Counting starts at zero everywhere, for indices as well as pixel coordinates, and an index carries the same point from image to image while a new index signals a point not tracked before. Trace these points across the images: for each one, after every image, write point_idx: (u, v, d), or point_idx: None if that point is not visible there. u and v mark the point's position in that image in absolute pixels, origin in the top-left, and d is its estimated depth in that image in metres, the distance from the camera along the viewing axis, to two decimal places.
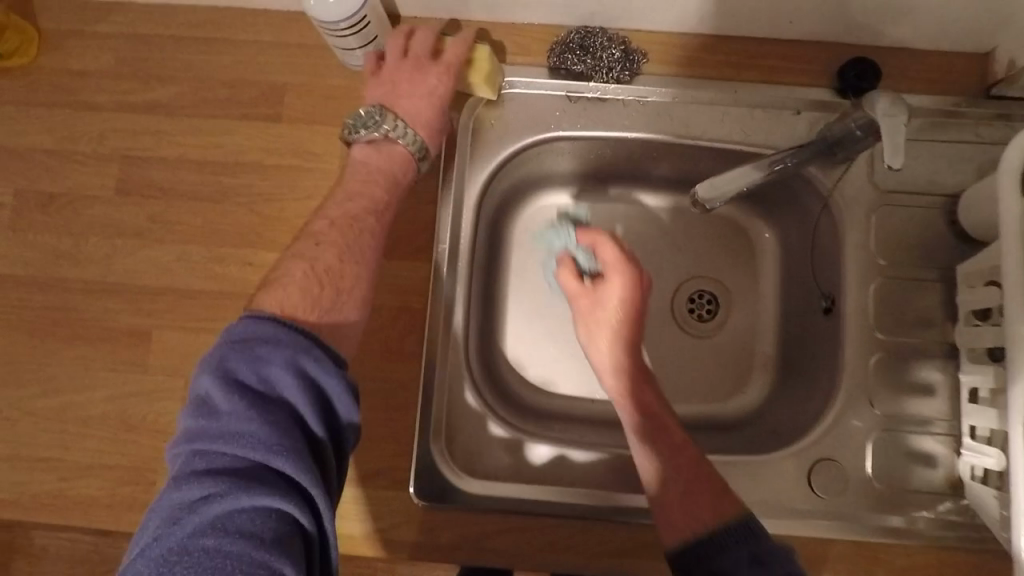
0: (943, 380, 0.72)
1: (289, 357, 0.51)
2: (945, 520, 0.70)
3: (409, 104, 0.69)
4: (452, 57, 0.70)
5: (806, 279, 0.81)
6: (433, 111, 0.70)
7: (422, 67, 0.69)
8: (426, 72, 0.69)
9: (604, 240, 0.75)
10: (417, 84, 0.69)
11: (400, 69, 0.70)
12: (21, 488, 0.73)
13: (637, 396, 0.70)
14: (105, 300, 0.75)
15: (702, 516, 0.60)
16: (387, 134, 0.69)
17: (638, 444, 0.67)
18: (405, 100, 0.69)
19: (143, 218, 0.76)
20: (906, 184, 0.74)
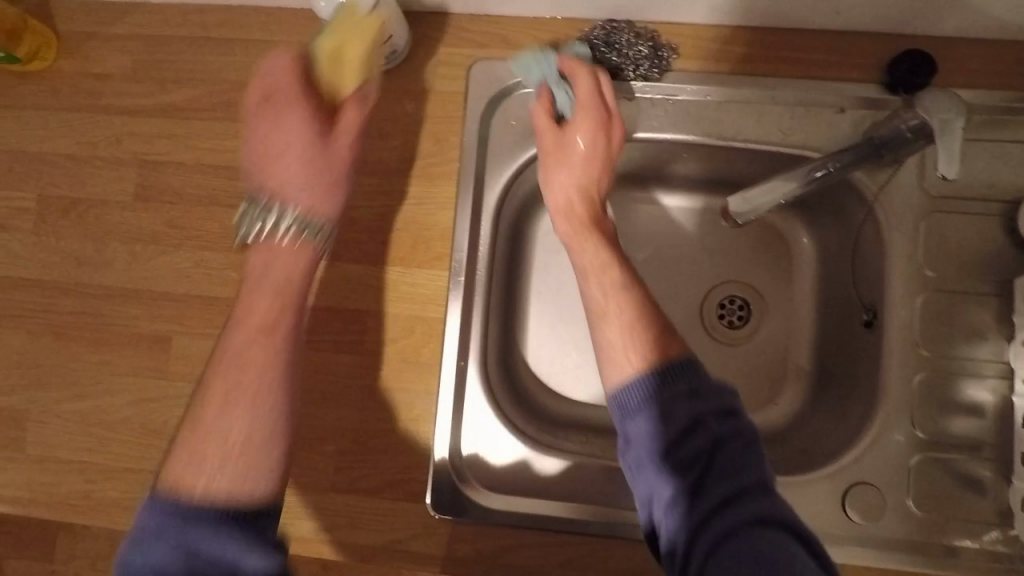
0: (996, 401, 0.67)
1: (175, 544, 0.49)
2: (992, 549, 0.65)
3: (279, 163, 0.59)
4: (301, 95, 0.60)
5: (846, 287, 0.76)
6: (314, 157, 0.60)
7: (278, 115, 0.60)
8: (283, 117, 0.59)
9: (583, 72, 0.65)
10: (288, 139, 0.59)
11: (262, 124, 0.60)
12: (51, 489, 0.75)
13: (595, 235, 0.65)
14: (126, 306, 0.76)
15: (646, 357, 0.57)
16: (264, 213, 0.59)
17: (587, 282, 0.63)
18: (272, 158, 0.60)
19: (160, 224, 0.76)
20: (961, 187, 0.68)
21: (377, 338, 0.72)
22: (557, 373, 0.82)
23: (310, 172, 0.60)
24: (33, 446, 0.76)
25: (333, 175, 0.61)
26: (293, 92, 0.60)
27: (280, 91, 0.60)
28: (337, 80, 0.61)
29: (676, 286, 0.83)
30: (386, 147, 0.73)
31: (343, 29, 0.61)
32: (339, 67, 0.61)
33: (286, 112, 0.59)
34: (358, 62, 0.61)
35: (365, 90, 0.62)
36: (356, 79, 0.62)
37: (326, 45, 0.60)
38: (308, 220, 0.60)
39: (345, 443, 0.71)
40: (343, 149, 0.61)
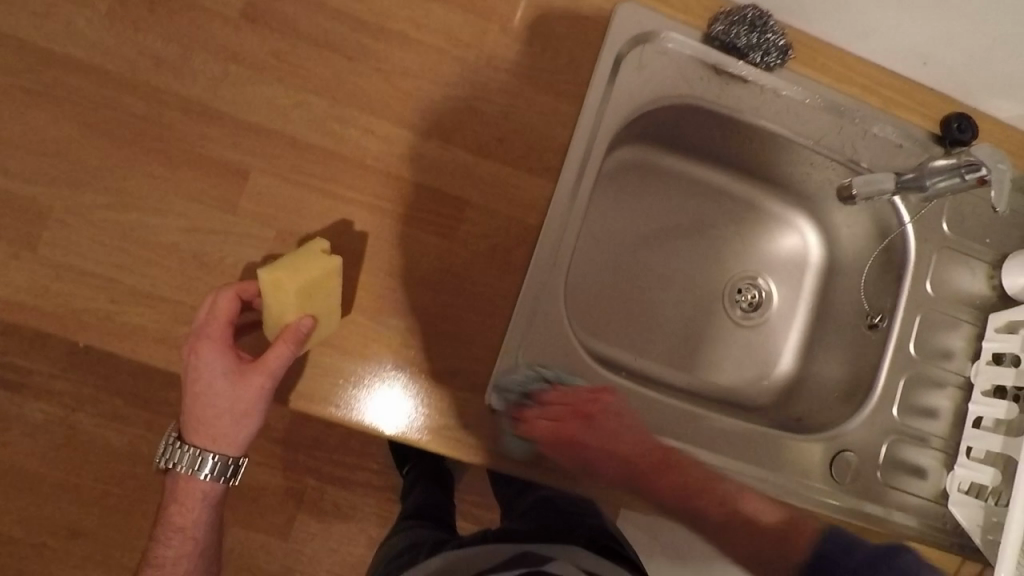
0: (950, 407, 0.83)
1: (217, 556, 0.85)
2: (923, 518, 0.81)
3: (196, 394, 0.67)
4: (216, 341, 0.66)
5: (850, 294, 0.90)
6: (225, 394, 0.67)
7: (199, 355, 0.65)
8: (201, 362, 0.66)
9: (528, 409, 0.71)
10: (201, 403, 0.68)
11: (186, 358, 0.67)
12: (63, 301, 0.66)
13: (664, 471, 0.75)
14: (201, 125, 0.69)
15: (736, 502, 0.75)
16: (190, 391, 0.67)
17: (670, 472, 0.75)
18: (192, 408, 0.68)
19: (265, 52, 0.70)
20: (968, 233, 0.84)
21: (471, 230, 0.73)
22: (597, 311, 0.88)
23: (220, 407, 0.68)
24: (49, 247, 0.66)
25: (235, 436, 0.70)
26: (221, 344, 0.65)
27: (206, 326, 0.65)
28: (276, 307, 0.65)
29: (708, 261, 0.94)
30: (521, 52, 0.75)
31: (293, 271, 0.64)
32: (277, 301, 0.64)
33: (202, 355, 0.65)
34: (291, 302, 0.64)
35: (299, 326, 0.65)
36: (295, 311, 0.65)
37: (266, 279, 0.63)
38: (221, 457, 0.71)
39: (416, 322, 0.72)
40: (254, 387, 0.66)
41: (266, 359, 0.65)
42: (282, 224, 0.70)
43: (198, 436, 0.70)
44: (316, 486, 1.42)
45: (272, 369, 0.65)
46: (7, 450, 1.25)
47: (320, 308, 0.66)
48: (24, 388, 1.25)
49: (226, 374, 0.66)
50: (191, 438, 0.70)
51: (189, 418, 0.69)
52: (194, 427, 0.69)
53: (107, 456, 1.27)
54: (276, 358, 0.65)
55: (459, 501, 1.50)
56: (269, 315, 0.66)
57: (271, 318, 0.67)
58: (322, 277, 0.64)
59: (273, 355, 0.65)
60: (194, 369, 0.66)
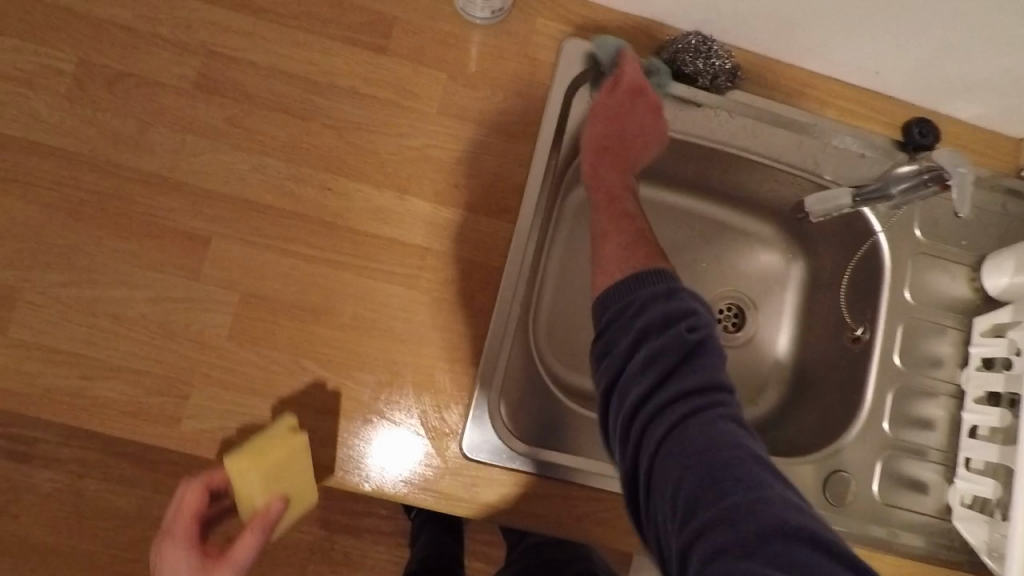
0: (944, 417, 0.81)
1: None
2: (928, 536, 0.78)
3: None
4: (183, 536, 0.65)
5: (832, 309, 0.88)
6: None
7: (165, 557, 0.65)
8: (170, 558, 0.65)
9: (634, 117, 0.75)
10: None
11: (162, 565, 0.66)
12: (33, 381, 0.67)
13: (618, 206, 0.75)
14: (162, 197, 0.70)
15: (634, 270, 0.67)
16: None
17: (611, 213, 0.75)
18: None
19: (220, 120, 0.72)
20: (941, 238, 0.82)
21: (435, 276, 0.73)
22: (574, 343, 0.87)
23: None
24: (20, 329, 0.67)
25: None
26: (186, 542, 0.65)
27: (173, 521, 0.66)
28: (245, 492, 0.64)
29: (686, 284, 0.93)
30: (472, 97, 0.76)
31: (255, 456, 0.64)
32: (244, 487, 0.64)
33: (169, 553, 0.65)
34: (258, 484, 0.64)
35: (270, 510, 0.64)
36: (264, 495, 0.65)
37: (232, 467, 0.63)
38: None
39: (385, 373, 0.71)
40: None
41: (232, 551, 0.63)
42: (245, 286, 0.70)
43: None
44: (324, 536, 1.40)
45: (237, 561, 0.63)
46: (14, 524, 1.25)
47: (291, 486, 0.66)
48: (29, 458, 1.26)
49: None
50: None
51: None
52: None
53: (112, 521, 1.26)
54: (241, 547, 0.63)
55: (470, 541, 1.46)
56: (239, 501, 0.65)
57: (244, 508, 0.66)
58: (287, 458, 0.64)
59: (240, 546, 0.63)
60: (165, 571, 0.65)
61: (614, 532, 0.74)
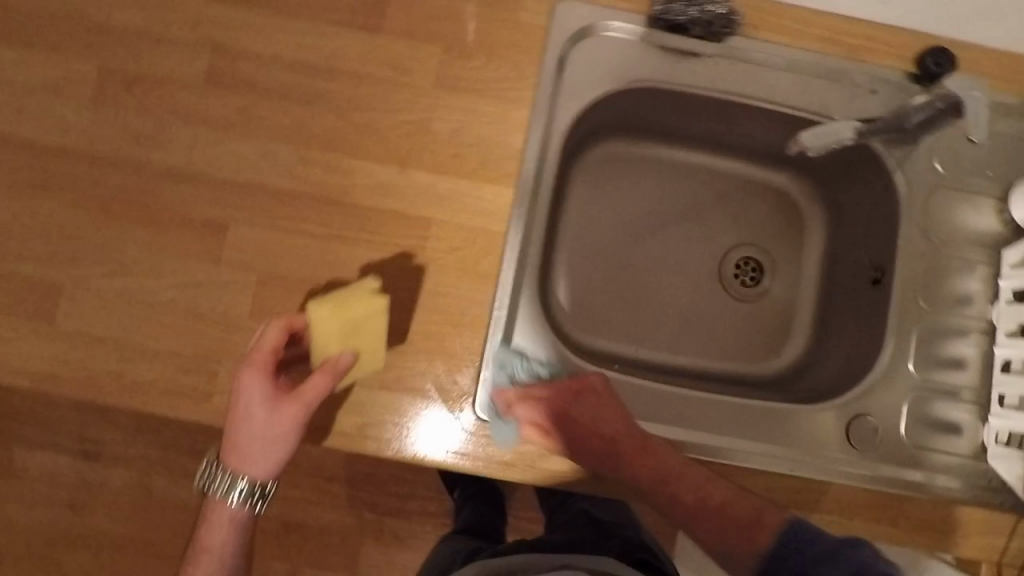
0: (976, 354, 0.78)
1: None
2: (966, 477, 0.76)
3: (236, 419, 0.68)
4: (263, 359, 0.67)
5: (852, 253, 0.87)
6: (264, 418, 0.67)
7: (241, 381, 0.67)
8: (250, 385, 0.67)
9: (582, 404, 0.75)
10: (244, 426, 0.68)
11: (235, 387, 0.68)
12: (79, 366, 0.72)
13: (623, 438, 0.73)
14: (181, 189, 0.75)
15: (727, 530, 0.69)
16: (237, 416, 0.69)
17: (619, 446, 0.73)
18: (229, 434, 0.69)
19: (230, 111, 0.76)
20: (964, 169, 0.79)
21: (441, 245, 0.75)
22: (591, 305, 0.90)
23: (256, 437, 0.68)
24: (64, 321, 0.73)
25: (274, 457, 0.70)
26: (264, 369, 0.67)
27: (258, 350, 0.67)
28: (320, 339, 0.68)
29: (700, 241, 0.93)
30: (466, 67, 0.77)
31: (337, 305, 0.67)
32: (322, 332, 0.67)
33: (252, 371, 0.67)
34: (335, 335, 0.67)
35: (339, 361, 0.66)
36: (337, 346, 0.67)
37: (314, 310, 0.67)
38: (252, 482, 0.71)
39: (398, 342, 0.73)
40: (290, 416, 0.67)
41: (305, 387, 0.66)
42: (263, 266, 0.74)
43: (232, 459, 0.70)
44: (373, 516, 1.45)
45: (308, 397, 0.66)
46: (90, 515, 1.34)
47: (364, 345, 0.68)
48: (97, 454, 1.35)
49: (263, 402, 0.67)
50: (225, 464, 0.71)
51: (229, 437, 0.69)
52: (232, 461, 0.70)
53: (178, 509, 1.35)
54: (314, 385, 0.66)
55: (513, 517, 1.49)
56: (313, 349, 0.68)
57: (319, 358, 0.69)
58: (366, 314, 0.67)
59: (308, 386, 0.66)
60: (239, 393, 0.67)
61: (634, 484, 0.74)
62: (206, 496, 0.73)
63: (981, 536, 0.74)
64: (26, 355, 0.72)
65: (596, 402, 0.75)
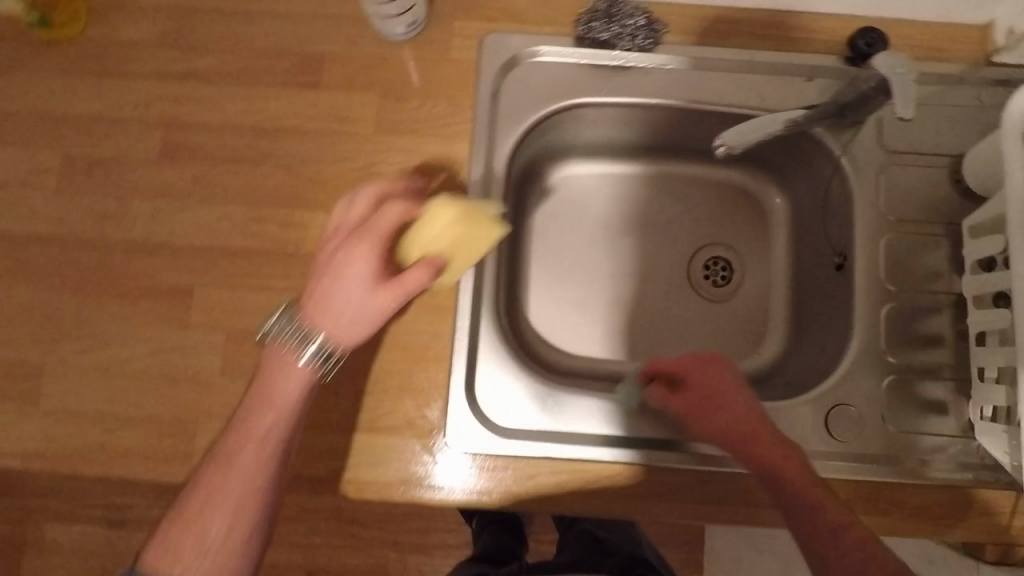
0: (950, 330, 0.76)
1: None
2: (957, 458, 0.73)
3: (335, 279, 0.61)
4: (381, 229, 0.62)
5: (815, 241, 0.86)
6: (359, 292, 0.61)
7: (354, 245, 0.61)
8: (354, 250, 0.61)
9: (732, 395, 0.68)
10: (348, 281, 0.60)
11: (331, 251, 0.62)
12: (65, 442, 0.75)
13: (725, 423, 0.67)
14: (147, 260, 0.78)
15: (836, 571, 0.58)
16: (292, 337, 0.61)
17: (724, 432, 0.67)
18: (313, 284, 0.62)
19: (186, 181, 0.79)
20: (911, 145, 0.78)
21: None
22: (562, 323, 0.90)
23: (354, 310, 0.61)
24: (47, 400, 0.75)
25: (355, 334, 0.61)
26: (375, 239, 0.62)
27: (376, 223, 0.63)
28: (421, 236, 0.65)
29: (665, 246, 0.93)
30: (405, 110, 0.79)
31: (465, 216, 0.67)
32: (426, 231, 0.65)
33: (365, 238, 0.61)
34: (439, 240, 0.65)
35: (435, 258, 0.63)
36: (439, 250, 0.65)
37: (441, 206, 0.66)
38: (327, 344, 0.61)
39: (366, 384, 0.75)
40: (386, 302, 0.61)
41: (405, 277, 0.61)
42: (230, 325, 0.76)
43: (309, 322, 0.61)
44: (396, 556, 1.45)
45: (405, 285, 0.61)
46: None
47: (460, 259, 0.69)
48: (123, 522, 1.37)
49: (371, 278, 0.61)
50: (302, 318, 0.61)
51: (308, 295, 0.61)
52: (312, 317, 0.61)
53: None
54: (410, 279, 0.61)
55: (537, 542, 1.48)
56: (402, 243, 0.65)
57: (406, 258, 0.65)
58: (481, 234, 0.68)
59: (408, 276, 0.61)
60: (343, 256, 0.61)
61: (613, 500, 0.73)
62: (267, 348, 0.62)
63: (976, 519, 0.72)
64: (15, 437, 0.75)
65: (714, 386, 0.68)
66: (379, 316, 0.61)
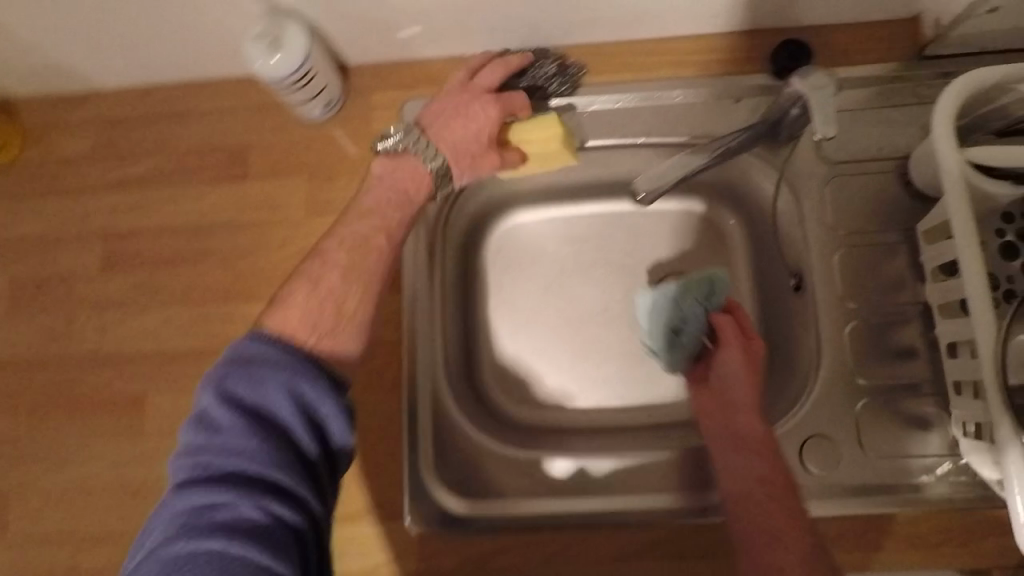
0: (922, 341, 0.72)
1: (288, 373, 0.56)
2: (947, 479, 0.68)
3: (462, 109, 0.71)
4: (515, 101, 0.72)
5: (774, 261, 0.80)
6: (478, 148, 0.72)
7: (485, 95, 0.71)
8: (481, 101, 0.71)
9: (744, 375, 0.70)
10: (471, 120, 0.71)
11: (463, 96, 0.72)
12: (34, 568, 0.74)
13: (733, 411, 0.69)
14: (99, 373, 0.78)
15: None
16: (417, 150, 0.71)
17: (728, 415, 0.69)
18: (446, 103, 0.72)
19: (129, 289, 0.79)
20: (853, 153, 0.75)
21: None
22: (518, 379, 0.87)
23: (466, 135, 0.71)
24: (14, 528, 0.76)
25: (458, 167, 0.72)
26: (505, 106, 0.72)
27: (506, 97, 0.72)
28: (533, 123, 0.75)
29: (619, 284, 0.88)
30: (334, 189, 0.79)
31: (541, 128, 0.75)
32: (541, 130, 0.74)
33: (496, 100, 0.72)
34: (540, 136, 0.75)
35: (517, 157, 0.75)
36: (536, 148, 0.76)
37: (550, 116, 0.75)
38: (444, 169, 0.71)
39: None
40: (489, 163, 0.73)
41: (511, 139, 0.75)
42: None
43: (435, 132, 0.71)
44: None
45: (488, 165, 0.73)
46: None
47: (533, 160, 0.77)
48: None
49: (489, 136, 0.72)
50: (432, 138, 0.71)
51: (434, 108, 0.72)
52: (437, 138, 0.71)
53: None
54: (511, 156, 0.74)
55: None
56: (515, 128, 0.75)
57: (511, 138, 0.75)
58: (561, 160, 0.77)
59: (510, 153, 0.74)
60: (477, 107, 0.71)
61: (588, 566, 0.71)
62: (385, 150, 0.71)
63: (979, 540, 0.67)
64: None
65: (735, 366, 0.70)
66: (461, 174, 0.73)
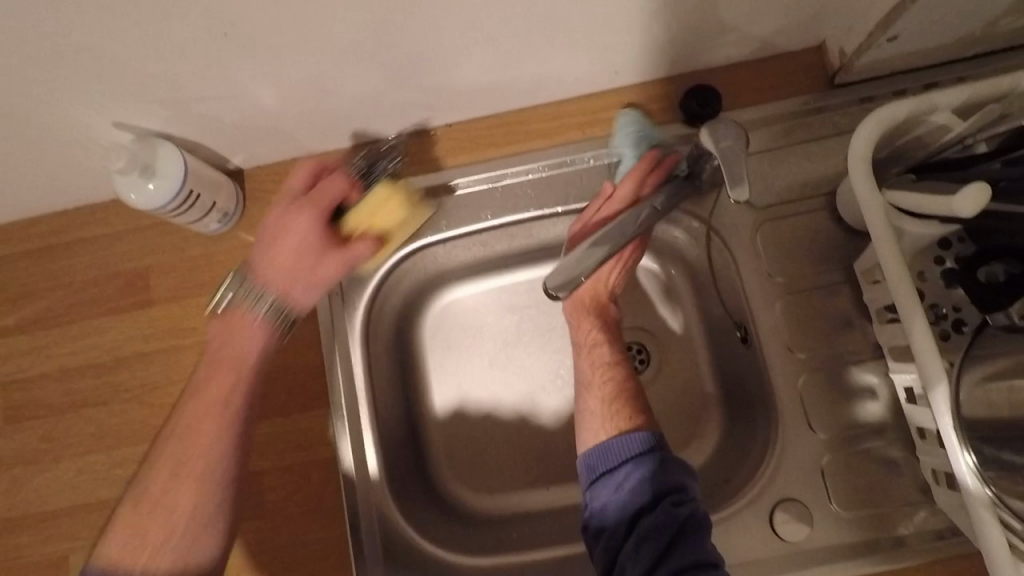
0: (882, 383, 0.68)
1: None
2: (927, 527, 0.65)
3: (273, 237, 0.64)
4: (326, 196, 0.65)
5: (716, 312, 0.77)
6: (309, 250, 0.64)
7: (296, 211, 0.64)
8: (294, 215, 0.64)
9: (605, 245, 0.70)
10: (295, 232, 0.64)
11: (287, 213, 0.65)
12: None
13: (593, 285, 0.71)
14: (14, 538, 0.72)
15: (618, 425, 0.64)
16: (251, 298, 0.65)
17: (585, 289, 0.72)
18: (266, 233, 0.65)
19: (37, 441, 0.73)
20: (780, 194, 0.72)
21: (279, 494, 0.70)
22: (476, 468, 0.82)
23: (290, 256, 0.64)
24: None
25: (301, 283, 0.65)
26: (317, 206, 0.64)
27: (318, 190, 0.65)
28: (365, 207, 0.66)
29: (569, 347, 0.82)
30: None
31: (379, 205, 0.66)
32: (378, 208, 0.66)
33: (308, 204, 0.64)
34: (381, 213, 0.67)
35: (362, 248, 0.66)
36: (379, 227, 0.68)
37: (382, 188, 0.66)
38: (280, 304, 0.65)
39: None
40: (332, 266, 0.65)
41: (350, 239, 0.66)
42: None
43: (261, 268, 0.65)
44: None
45: (335, 265, 0.65)
46: None
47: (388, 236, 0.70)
48: None
49: (316, 242, 0.64)
50: (261, 274, 0.65)
51: (259, 243, 0.65)
52: (269, 274, 0.64)
53: None
54: (354, 250, 0.66)
55: None
56: (351, 214, 0.66)
57: (351, 230, 0.66)
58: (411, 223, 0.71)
59: (350, 252, 0.66)
60: (287, 221, 0.64)
61: None
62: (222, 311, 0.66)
63: None
64: None
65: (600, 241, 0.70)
66: (308, 288, 0.65)
